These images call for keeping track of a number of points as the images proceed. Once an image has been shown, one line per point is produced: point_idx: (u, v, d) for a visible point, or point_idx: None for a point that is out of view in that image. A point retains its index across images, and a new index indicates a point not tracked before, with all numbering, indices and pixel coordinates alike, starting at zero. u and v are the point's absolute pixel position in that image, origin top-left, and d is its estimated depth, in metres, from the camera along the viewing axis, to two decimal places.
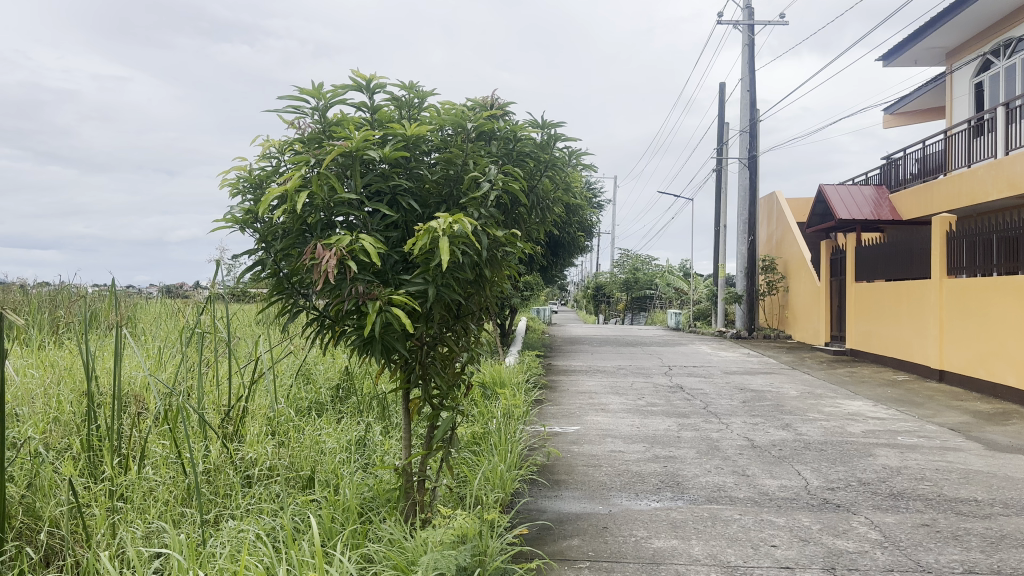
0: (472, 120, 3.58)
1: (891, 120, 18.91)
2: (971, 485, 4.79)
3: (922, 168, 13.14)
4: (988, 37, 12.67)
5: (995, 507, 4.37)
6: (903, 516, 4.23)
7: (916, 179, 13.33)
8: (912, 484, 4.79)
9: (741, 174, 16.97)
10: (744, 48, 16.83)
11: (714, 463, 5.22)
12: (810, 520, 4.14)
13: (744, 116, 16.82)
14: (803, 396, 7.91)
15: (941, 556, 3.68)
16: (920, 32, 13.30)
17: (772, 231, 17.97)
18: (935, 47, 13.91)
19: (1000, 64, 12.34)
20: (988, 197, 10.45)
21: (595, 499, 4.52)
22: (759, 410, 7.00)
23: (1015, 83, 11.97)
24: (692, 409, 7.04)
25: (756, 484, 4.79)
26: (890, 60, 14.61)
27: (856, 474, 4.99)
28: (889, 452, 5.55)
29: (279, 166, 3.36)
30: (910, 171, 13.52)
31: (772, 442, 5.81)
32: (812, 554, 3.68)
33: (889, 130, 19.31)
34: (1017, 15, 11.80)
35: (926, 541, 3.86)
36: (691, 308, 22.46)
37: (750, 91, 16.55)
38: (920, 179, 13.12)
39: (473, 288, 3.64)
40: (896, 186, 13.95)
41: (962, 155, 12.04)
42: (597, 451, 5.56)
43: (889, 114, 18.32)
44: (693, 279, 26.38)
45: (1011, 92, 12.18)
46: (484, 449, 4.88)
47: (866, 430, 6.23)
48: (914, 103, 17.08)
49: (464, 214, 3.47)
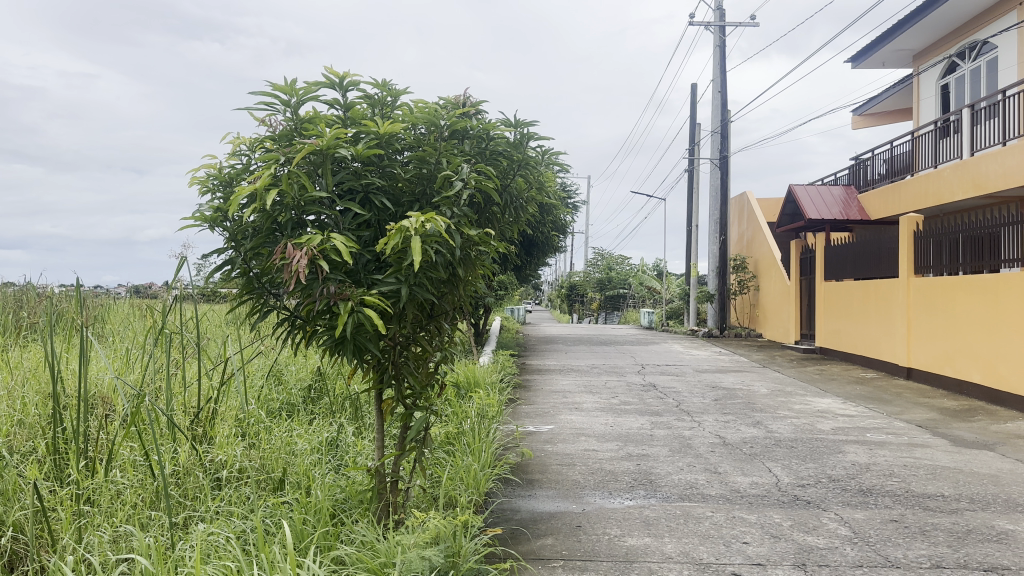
0: (445, 119, 3.58)
1: (859, 122, 19.13)
2: (939, 481, 4.86)
3: (890, 169, 13.36)
4: (952, 40, 12.97)
5: (962, 502, 4.45)
6: (872, 512, 4.29)
7: (884, 179, 13.55)
8: (881, 480, 4.87)
9: (712, 175, 17.12)
10: (715, 50, 16.99)
11: (687, 461, 5.25)
12: (781, 517, 4.19)
13: (715, 117, 16.97)
14: (774, 394, 8.00)
15: (909, 551, 3.74)
16: (887, 35, 13.55)
17: (743, 232, 18.15)
18: (902, 50, 14.16)
19: (966, 67, 12.62)
20: (953, 197, 10.66)
21: (568, 498, 4.53)
22: (731, 407, 7.06)
23: (980, 86, 12.26)
24: (665, 407, 7.09)
25: (727, 481, 4.83)
26: (857, 63, 14.85)
27: (826, 471, 5.05)
28: (858, 449, 5.62)
29: (250, 164, 3.33)
30: (878, 172, 13.75)
31: (744, 439, 5.86)
32: (783, 551, 3.72)
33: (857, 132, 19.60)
34: (980, 18, 12.08)
35: (895, 536, 3.92)
36: (664, 307, 22.59)
37: (721, 92, 16.71)
38: (888, 180, 13.34)
39: (446, 288, 3.63)
40: (864, 187, 14.16)
41: (928, 156, 12.27)
42: (571, 450, 5.57)
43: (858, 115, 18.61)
44: (665, 279, 26.53)
45: (976, 95, 12.46)
46: (458, 449, 4.87)
47: (835, 427, 6.31)
48: (883, 105, 17.35)
49: (437, 214, 3.46)
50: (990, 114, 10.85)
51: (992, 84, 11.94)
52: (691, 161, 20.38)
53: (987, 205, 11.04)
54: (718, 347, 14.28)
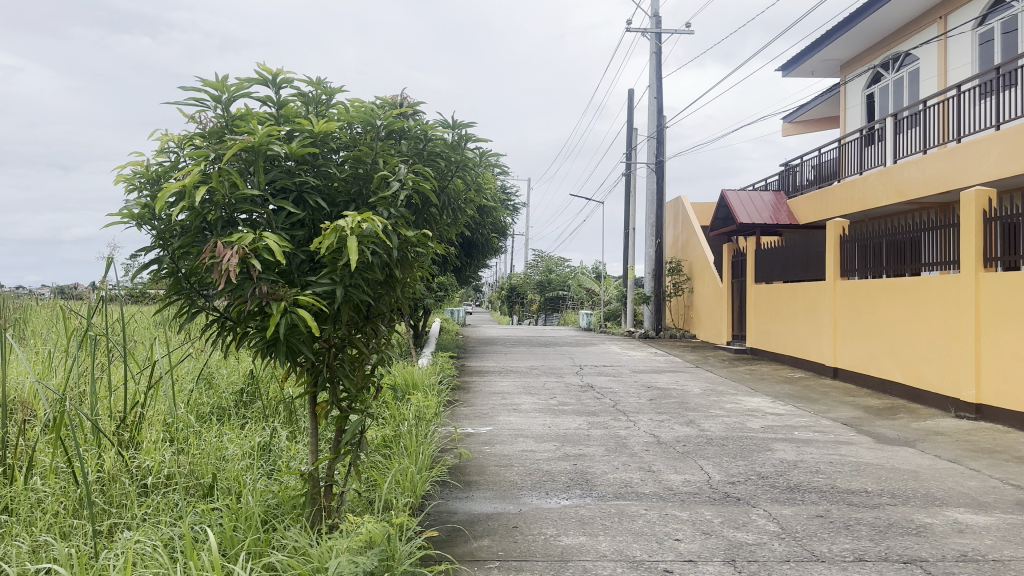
0: (381, 118, 3.55)
1: (789, 129, 19.68)
2: (862, 477, 5.05)
3: (818, 175, 13.80)
4: (876, 51, 13.48)
5: (883, 497, 4.63)
6: (799, 507, 4.42)
7: (811, 185, 13.99)
8: (808, 476, 5.02)
9: (648, 179, 17.42)
10: (651, 56, 17.28)
11: (622, 460, 5.32)
12: (712, 514, 4.29)
13: (651, 122, 17.27)
14: (707, 393, 8.18)
15: (833, 546, 3.87)
16: (816, 45, 14.00)
17: (678, 235, 18.53)
18: (831, 60, 14.66)
19: (890, 77, 13.15)
20: (877, 203, 11.09)
21: (505, 499, 4.54)
22: (666, 407, 7.19)
23: (903, 95, 12.78)
24: (602, 407, 7.17)
25: (661, 480, 4.91)
26: (788, 71, 15.30)
27: (755, 468, 5.19)
28: (786, 446, 5.80)
29: (179, 161, 3.24)
30: (806, 178, 14.19)
31: (678, 438, 5.97)
32: (714, 547, 3.80)
33: (787, 139, 20.18)
34: (903, 31, 12.60)
35: (820, 531, 4.05)
36: (602, 309, 22.85)
37: (657, 98, 17.01)
38: (815, 186, 13.79)
39: (383, 289, 3.59)
40: (793, 193, 14.59)
41: (854, 163, 12.72)
42: (508, 451, 5.58)
43: (788, 123, 19.17)
44: (603, 281, 26.84)
45: (899, 104, 12.99)
46: (394, 452, 4.83)
47: (765, 426, 6.49)
48: (812, 113, 17.92)
49: (373, 214, 3.42)
50: (912, 124, 11.33)
51: (914, 96, 12.46)
52: (629, 165, 20.69)
53: (908, 211, 11.55)
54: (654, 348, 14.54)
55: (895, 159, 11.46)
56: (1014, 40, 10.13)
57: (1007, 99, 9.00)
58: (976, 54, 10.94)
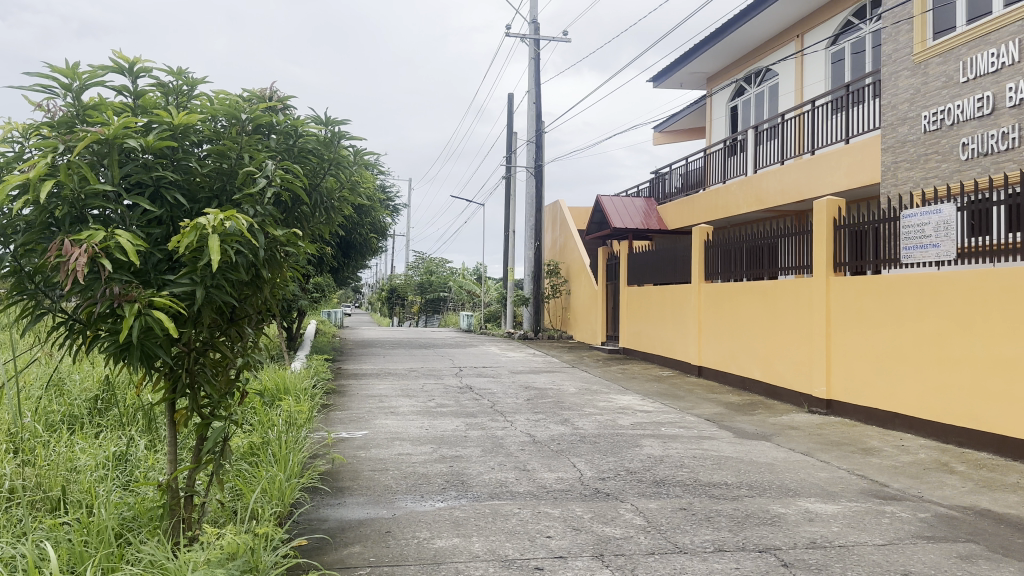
0: (247, 112, 3.41)
1: (660, 138, 20.51)
2: (722, 470, 5.32)
3: (686, 183, 14.43)
4: (740, 66, 14.27)
5: (742, 489, 4.90)
6: (664, 501, 4.61)
7: (680, 192, 14.61)
8: (673, 471, 5.24)
9: (527, 182, 17.69)
10: (530, 62, 17.53)
11: (498, 461, 5.37)
12: (583, 510, 4.40)
13: (530, 127, 17.53)
14: (582, 392, 8.39)
15: (695, 537, 4.06)
16: (685, 57, 14.64)
17: (556, 238, 18.93)
18: (698, 73, 15.39)
19: (752, 91, 13.95)
20: (739, 210, 11.73)
21: (379, 503, 4.48)
22: (542, 406, 7.32)
23: (763, 109, 13.60)
24: (479, 408, 7.21)
25: (535, 478, 4.99)
26: (658, 81, 15.92)
27: (625, 464, 5.37)
28: (654, 442, 6.03)
29: (22, 151, 2.99)
30: (675, 186, 14.80)
31: (553, 437, 6.09)
32: (583, 543, 3.90)
33: (659, 147, 21.01)
34: (764, 47, 13.41)
35: (684, 523, 4.24)
36: (482, 310, 23.00)
37: (535, 104, 17.28)
38: (684, 193, 14.42)
39: (249, 290, 3.45)
40: (663, 199, 15.19)
41: (718, 172, 13.39)
42: (384, 455, 5.51)
43: (659, 131, 19.96)
44: (483, 283, 27.02)
45: (759, 117, 13.81)
46: (263, 459, 4.66)
47: (635, 422, 6.72)
48: (682, 123, 18.75)
49: (238, 212, 3.29)
50: (770, 136, 12.05)
51: (773, 109, 13.28)
52: (508, 168, 20.92)
53: (765, 219, 12.31)
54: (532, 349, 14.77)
55: (756, 169, 12.15)
56: (862, 60, 11.01)
57: (855, 115, 9.74)
58: (829, 73, 11.78)
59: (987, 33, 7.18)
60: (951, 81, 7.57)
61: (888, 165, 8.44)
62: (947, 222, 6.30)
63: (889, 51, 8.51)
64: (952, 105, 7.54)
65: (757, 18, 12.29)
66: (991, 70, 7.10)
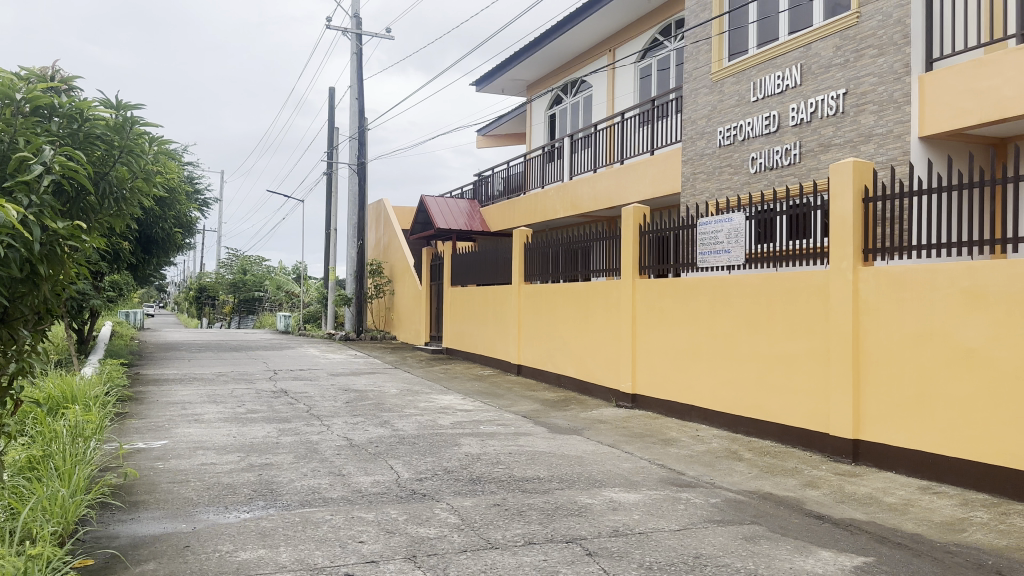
0: (21, 91, 3.05)
1: (483, 142, 20.86)
2: (536, 465, 5.49)
3: (507, 187, 14.74)
4: (558, 74, 14.83)
5: (553, 483, 5.08)
6: (479, 498, 4.67)
7: (502, 196, 14.91)
8: (488, 468, 5.33)
9: (349, 179, 17.33)
10: (352, 57, 17.16)
11: (311, 466, 5.20)
12: (397, 512, 4.35)
13: (353, 123, 17.18)
14: (402, 394, 8.33)
15: (507, 532, 4.15)
16: (506, 63, 14.98)
17: (380, 237, 18.70)
18: (519, 79, 15.80)
19: (569, 100, 14.55)
20: (556, 216, 12.20)
21: (178, 517, 4.18)
22: (360, 409, 7.19)
23: (578, 118, 14.22)
24: (293, 413, 6.95)
25: (350, 482, 4.88)
26: (482, 85, 16.17)
27: (442, 464, 5.39)
28: (472, 441, 6.10)
29: None
30: (497, 189, 15.09)
31: (370, 440, 5.99)
32: (396, 545, 3.86)
33: (482, 150, 21.36)
34: (580, 58, 14.02)
35: (496, 519, 4.32)
36: (301, 311, 22.22)
37: (358, 100, 16.96)
38: (506, 197, 14.73)
39: (23, 288, 3.07)
40: (485, 202, 15.44)
41: (537, 177, 13.80)
42: (186, 465, 5.16)
43: (482, 135, 20.29)
44: (302, 283, 26.12)
45: (575, 126, 14.42)
46: (41, 475, 4.20)
47: (454, 422, 6.78)
48: (504, 127, 19.14)
49: (9, 200, 2.91)
50: (585, 144, 12.61)
51: (588, 119, 13.93)
52: (329, 166, 20.36)
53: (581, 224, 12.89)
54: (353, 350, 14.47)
55: (572, 175, 12.67)
56: (666, 78, 11.79)
57: (659, 128, 10.43)
58: (637, 87, 12.50)
59: (773, 58, 7.92)
60: (744, 100, 8.30)
61: (688, 176, 9.11)
62: (738, 230, 6.93)
63: (691, 69, 9.18)
64: (744, 121, 8.26)
65: (574, 30, 12.79)
66: (776, 92, 7.86)
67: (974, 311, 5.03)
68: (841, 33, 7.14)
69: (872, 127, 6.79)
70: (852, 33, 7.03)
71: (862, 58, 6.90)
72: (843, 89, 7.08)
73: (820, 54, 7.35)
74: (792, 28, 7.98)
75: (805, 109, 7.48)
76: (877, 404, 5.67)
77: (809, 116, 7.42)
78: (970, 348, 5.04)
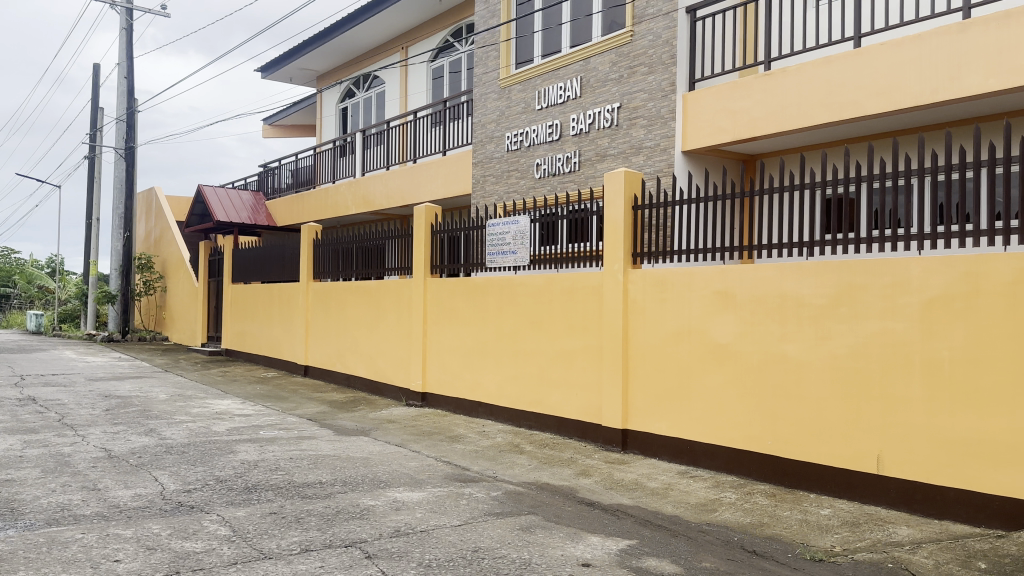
0: None
1: (270, 133, 19.94)
2: (318, 469, 5.32)
3: (295, 180, 14.13)
4: (349, 68, 14.54)
5: (335, 486, 4.95)
6: (254, 507, 4.44)
7: (290, 190, 14.31)
8: (266, 475, 5.09)
9: (116, 165, 15.80)
10: (121, 31, 15.67)
11: (60, 482, 4.65)
12: (160, 527, 4.02)
13: (121, 104, 15.68)
14: (173, 399, 7.72)
15: (283, 540, 3.97)
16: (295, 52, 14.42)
17: (151, 230, 17.22)
18: (309, 70, 15.28)
19: (360, 95, 14.35)
20: (347, 211, 12.16)
21: None
22: (123, 417, 6.56)
23: (371, 113, 14.06)
24: (41, 423, 6.19)
25: (106, 498, 4.43)
26: (269, 73, 15.43)
27: (214, 473, 5.06)
28: (250, 447, 5.79)
29: None
30: (285, 182, 14.45)
31: (132, 450, 5.48)
32: (158, 562, 3.55)
33: (269, 141, 20.40)
34: (372, 53, 13.85)
35: (271, 528, 4.12)
36: (55, 310, 19.87)
37: (128, 78, 15.51)
38: (293, 190, 14.14)
39: None
40: (272, 195, 14.74)
41: (327, 172, 13.41)
42: None
43: (269, 125, 19.38)
44: (58, 278, 23.38)
45: (367, 121, 14.24)
46: None
47: (231, 428, 6.39)
48: (293, 118, 18.40)
49: None
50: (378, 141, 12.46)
51: (380, 115, 13.81)
52: (92, 149, 18.42)
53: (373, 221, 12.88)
54: (118, 352, 13.19)
55: (363, 172, 12.47)
56: (457, 80, 12.00)
57: (450, 130, 10.58)
58: (429, 86, 12.58)
59: (557, 68, 8.29)
60: (529, 107, 8.62)
61: (477, 178, 9.32)
62: (523, 232, 7.18)
63: (481, 73, 9.39)
64: (530, 128, 8.59)
65: (366, 24, 12.59)
66: (559, 101, 8.25)
67: (723, 311, 5.61)
68: (616, 49, 7.61)
69: (642, 140, 7.31)
70: (626, 51, 7.51)
71: (634, 75, 7.42)
72: (618, 102, 7.56)
73: (599, 68, 7.80)
74: (573, 41, 8.39)
75: (584, 120, 7.92)
76: (644, 396, 6.16)
77: (588, 126, 7.86)
78: (721, 344, 5.62)
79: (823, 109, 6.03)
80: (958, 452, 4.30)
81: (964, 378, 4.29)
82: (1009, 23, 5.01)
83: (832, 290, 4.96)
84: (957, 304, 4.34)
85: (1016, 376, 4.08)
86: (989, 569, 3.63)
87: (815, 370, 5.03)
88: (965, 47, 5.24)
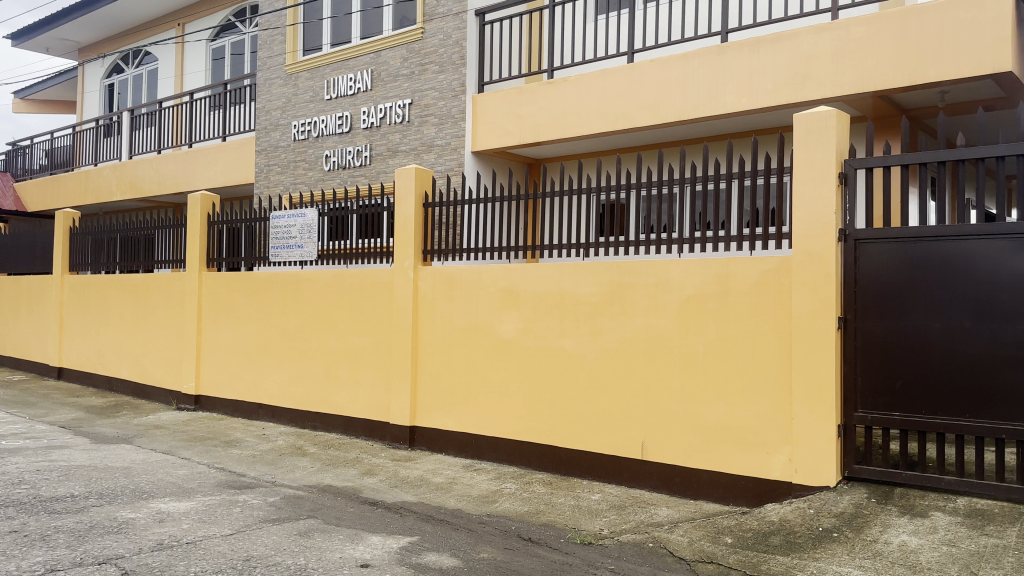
0: None
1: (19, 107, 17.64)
2: (70, 482, 4.78)
3: (51, 162, 12.62)
4: (117, 41, 13.25)
5: (90, 499, 4.47)
6: None
7: (44, 171, 12.75)
8: (5, 491, 4.48)
9: None
10: None
11: None
12: None
13: None
14: None
15: (22, 562, 3.52)
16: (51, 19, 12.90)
17: None
18: (68, 41, 13.72)
19: (130, 72, 13.16)
20: (111, 197, 11.11)
21: None
22: None
23: (142, 92, 12.93)
24: None
25: None
26: (17, 40, 13.66)
27: None
28: None
29: None
30: (37, 163, 12.84)
31: None
32: None
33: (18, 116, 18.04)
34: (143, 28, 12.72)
35: (8, 550, 3.63)
36: None
37: None
38: (47, 172, 12.61)
39: None
40: (22, 176, 13.07)
41: (89, 154, 12.12)
42: None
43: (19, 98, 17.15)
44: None
45: (138, 101, 13.08)
46: None
47: None
48: (48, 91, 16.43)
49: None
50: (149, 123, 11.45)
51: (153, 95, 12.73)
52: None
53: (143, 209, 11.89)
54: None
55: (131, 155, 11.41)
56: (240, 63, 11.38)
57: (232, 115, 9.99)
58: (210, 67, 11.80)
59: (347, 59, 8.10)
60: (317, 97, 8.35)
61: (261, 167, 8.88)
62: (310, 226, 7.01)
63: (266, 58, 8.95)
64: (318, 118, 8.32)
65: None
66: (349, 93, 8.06)
67: (508, 308, 5.77)
68: (407, 45, 7.59)
69: (432, 137, 7.35)
70: (417, 47, 7.51)
71: (425, 72, 7.44)
72: (408, 99, 7.55)
73: (389, 62, 7.73)
74: (363, 32, 8.24)
75: (374, 113, 7.81)
76: (431, 392, 6.22)
77: (378, 121, 7.77)
78: (505, 340, 5.78)
79: (600, 118, 6.42)
80: (710, 436, 4.76)
81: (716, 369, 4.75)
82: (755, 51, 5.61)
83: (606, 288, 5.28)
84: (711, 302, 4.79)
85: (758, 367, 4.59)
86: (733, 544, 3.99)
87: (590, 364, 5.33)
88: (721, 68, 5.79)
